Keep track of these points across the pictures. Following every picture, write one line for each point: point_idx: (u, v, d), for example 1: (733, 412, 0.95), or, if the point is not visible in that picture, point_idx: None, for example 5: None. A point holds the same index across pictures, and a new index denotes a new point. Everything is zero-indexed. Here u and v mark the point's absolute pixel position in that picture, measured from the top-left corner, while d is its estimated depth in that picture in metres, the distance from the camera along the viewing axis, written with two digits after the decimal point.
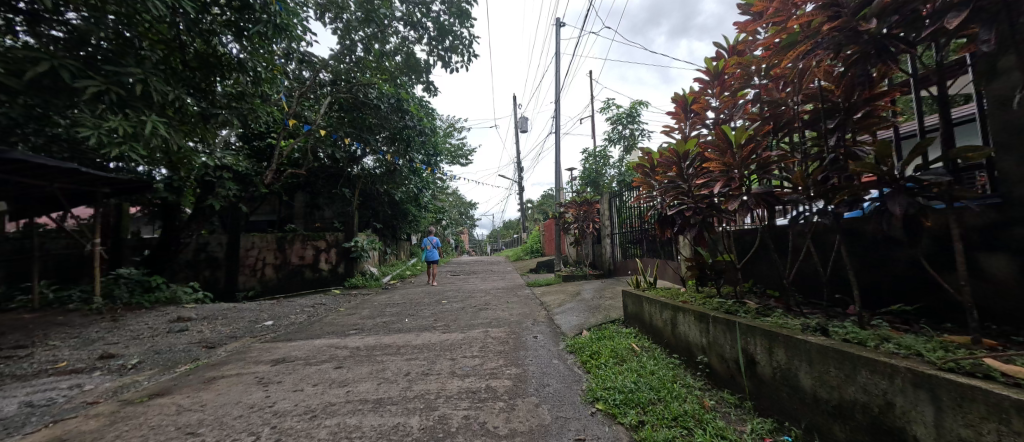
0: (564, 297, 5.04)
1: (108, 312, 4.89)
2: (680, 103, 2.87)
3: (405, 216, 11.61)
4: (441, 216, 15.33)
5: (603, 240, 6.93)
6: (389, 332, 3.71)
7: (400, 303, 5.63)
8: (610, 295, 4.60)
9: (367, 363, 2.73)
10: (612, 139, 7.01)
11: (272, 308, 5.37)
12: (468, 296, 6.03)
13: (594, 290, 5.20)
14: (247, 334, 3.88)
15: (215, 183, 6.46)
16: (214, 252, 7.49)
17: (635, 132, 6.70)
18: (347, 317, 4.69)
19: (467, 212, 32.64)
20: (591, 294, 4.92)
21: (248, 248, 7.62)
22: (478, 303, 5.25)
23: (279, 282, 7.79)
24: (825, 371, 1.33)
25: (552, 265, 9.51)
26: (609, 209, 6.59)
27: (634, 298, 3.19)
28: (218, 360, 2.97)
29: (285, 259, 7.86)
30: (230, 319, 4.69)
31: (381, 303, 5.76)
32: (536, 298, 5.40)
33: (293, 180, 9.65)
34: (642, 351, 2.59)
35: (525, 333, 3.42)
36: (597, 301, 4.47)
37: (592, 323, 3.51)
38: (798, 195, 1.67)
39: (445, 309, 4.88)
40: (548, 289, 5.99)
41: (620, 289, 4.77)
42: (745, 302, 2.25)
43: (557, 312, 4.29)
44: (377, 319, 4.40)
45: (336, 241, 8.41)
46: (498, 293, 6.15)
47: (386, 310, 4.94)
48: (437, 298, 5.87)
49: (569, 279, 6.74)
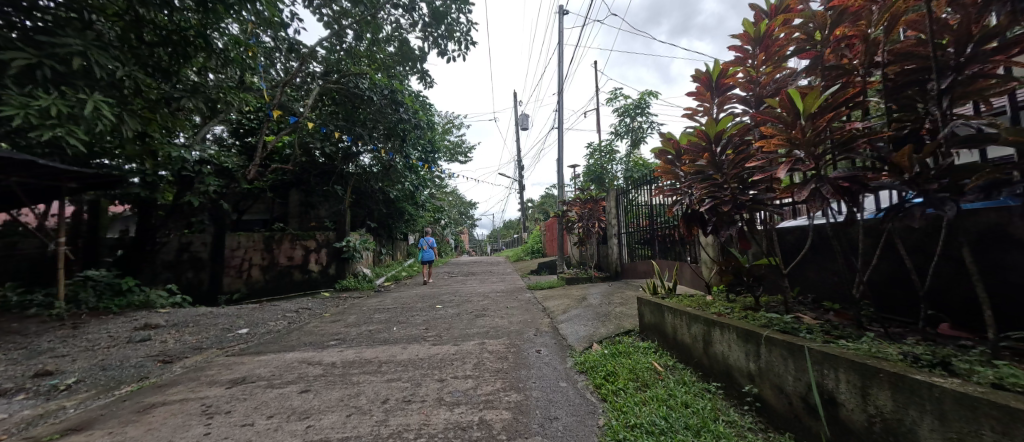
0: (569, 303, 4.61)
1: (70, 319, 4.47)
2: (706, 79, 2.41)
3: (401, 215, 11.18)
4: (438, 215, 14.90)
5: (609, 240, 6.51)
6: (373, 344, 3.29)
7: (391, 308, 5.19)
8: (621, 302, 4.18)
9: (340, 384, 2.31)
10: (619, 132, 6.57)
11: (252, 313, 4.95)
12: (465, 300, 5.59)
13: (602, 295, 4.78)
14: (215, 346, 3.46)
15: (195, 179, 6.05)
16: (197, 252, 7.07)
17: (643, 124, 6.28)
18: (331, 324, 4.26)
19: (466, 212, 32.19)
20: (598, 300, 4.49)
21: (233, 248, 7.21)
22: (475, 308, 4.82)
23: (266, 285, 7.38)
24: (971, 436, 0.90)
25: (554, 267, 9.09)
26: (617, 207, 6.16)
27: (652, 307, 2.76)
28: (168, 380, 2.54)
29: (273, 260, 7.45)
30: (202, 327, 4.26)
31: (370, 307, 5.32)
32: (538, 303, 4.97)
33: (283, 177, 9.22)
34: (667, 373, 2.17)
35: (526, 346, 2.99)
36: (605, 308, 4.05)
37: (603, 334, 3.08)
38: (897, 181, 1.27)
39: (439, 315, 4.47)
40: (550, 292, 5.55)
41: (630, 295, 4.34)
42: (797, 315, 1.84)
43: (562, 320, 3.87)
44: (363, 327, 3.99)
45: (327, 241, 8.00)
46: (497, 297, 5.71)
47: (374, 316, 4.52)
48: (430, 303, 5.43)
49: (573, 282, 6.31)
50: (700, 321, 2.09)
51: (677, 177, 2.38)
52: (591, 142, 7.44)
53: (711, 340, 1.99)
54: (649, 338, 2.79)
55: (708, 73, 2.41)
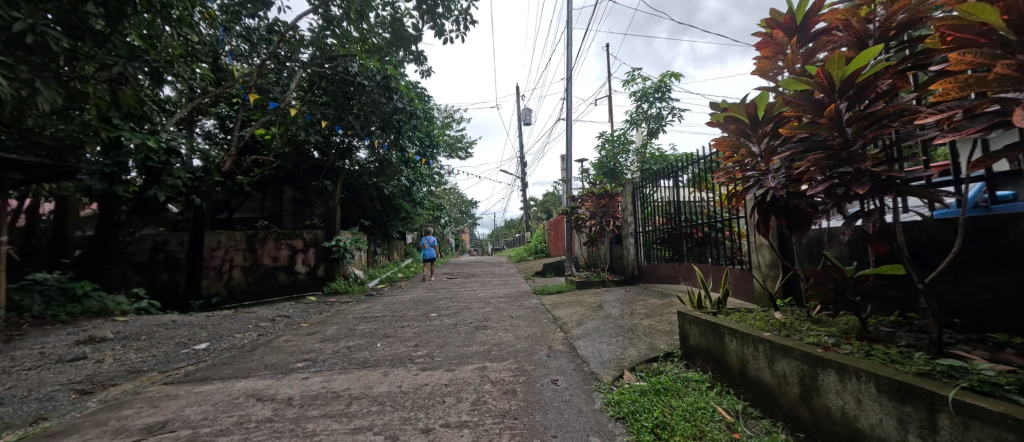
0: (584, 313, 3.98)
1: (6, 330, 3.84)
2: (789, 19, 1.77)
3: (397, 213, 10.56)
4: (437, 214, 14.29)
5: (624, 240, 5.89)
6: (348, 367, 2.67)
7: (379, 316, 4.56)
8: (646, 312, 3.57)
9: (288, 437, 1.69)
10: (634, 120, 5.92)
11: (219, 323, 4.32)
12: (464, 307, 4.96)
13: (621, 303, 4.15)
14: (157, 368, 2.84)
15: (164, 170, 5.46)
16: (172, 252, 6.47)
17: (661, 111, 5.64)
18: (306, 337, 3.64)
19: (467, 211, 31.60)
20: (619, 310, 3.86)
21: (213, 248, 6.62)
22: (475, 318, 4.20)
23: (248, 287, 6.78)
24: None
25: (561, 268, 8.45)
26: (634, 204, 5.57)
27: (703, 327, 2.13)
28: (66, 426, 1.92)
29: (256, 261, 6.86)
30: (155, 341, 3.65)
31: (356, 316, 4.69)
32: (546, 312, 4.34)
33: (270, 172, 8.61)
34: (742, 428, 1.54)
35: (538, 375, 2.37)
36: (629, 321, 3.41)
37: (635, 359, 2.46)
38: None
39: (432, 327, 3.85)
40: (560, 299, 4.93)
41: (657, 305, 3.72)
42: (960, 355, 1.22)
43: (578, 336, 3.23)
44: (342, 341, 3.38)
45: (315, 240, 7.41)
46: (501, 303, 5.09)
47: (359, 328, 3.91)
48: (424, 310, 4.80)
49: (584, 286, 5.69)
50: (794, 358, 1.47)
51: (752, 150, 1.70)
52: (601, 132, 6.77)
53: (818, 388, 1.36)
54: (699, 366, 2.17)
55: (791, 13, 1.77)
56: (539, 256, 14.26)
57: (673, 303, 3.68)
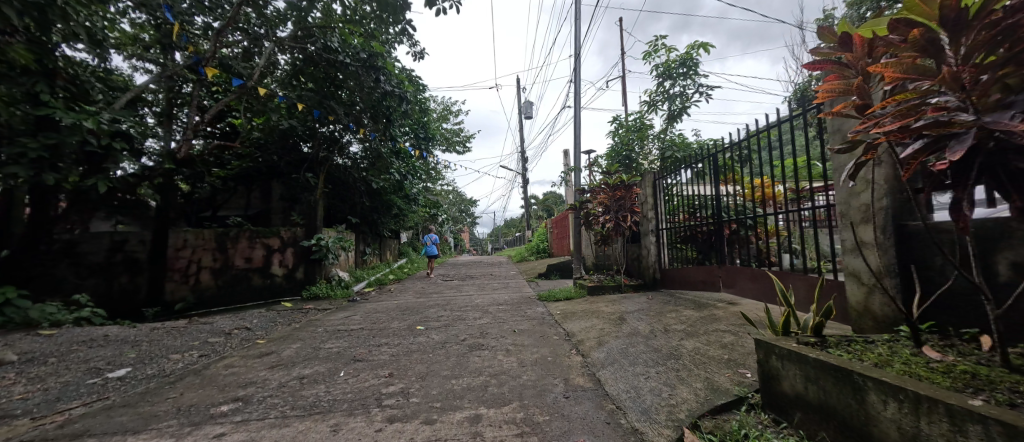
0: (606, 327, 3.24)
1: None
2: None
3: (388, 210, 9.81)
4: (433, 212, 13.50)
5: (643, 239, 5.15)
6: (288, 414, 1.91)
7: (355, 329, 3.82)
8: (685, 330, 2.82)
9: None
10: (653, 101, 5.15)
11: (161, 339, 3.59)
12: (458, 317, 4.21)
13: (648, 315, 3.41)
14: (35, 412, 2.09)
15: (109, 157, 4.71)
16: (132, 252, 5.77)
17: (685, 90, 4.88)
18: (255, 359, 2.90)
19: (466, 211, 30.85)
20: (648, 325, 3.11)
21: (179, 248, 5.93)
22: (469, 333, 3.45)
23: (218, 292, 6.10)
24: None
25: (567, 270, 7.71)
26: (655, 196, 4.88)
27: (817, 370, 1.36)
28: None
29: (227, 262, 6.18)
30: (66, 364, 2.90)
31: (329, 328, 3.95)
32: (555, 324, 3.60)
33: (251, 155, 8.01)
34: None
35: (557, 432, 1.63)
36: (665, 341, 2.67)
37: (692, 406, 1.73)
38: None
39: (416, 346, 3.11)
40: (571, 308, 4.18)
41: (695, 321, 2.98)
42: None
43: (601, 362, 2.50)
44: (296, 369, 2.61)
45: (293, 238, 6.69)
46: (500, 312, 4.34)
47: (324, 346, 3.16)
48: (410, 322, 4.05)
49: (597, 292, 4.95)
50: None
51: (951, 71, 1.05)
52: (614, 117, 6.00)
53: None
54: (802, 427, 1.43)
55: None
56: (540, 256, 13.48)
57: (717, 318, 2.94)
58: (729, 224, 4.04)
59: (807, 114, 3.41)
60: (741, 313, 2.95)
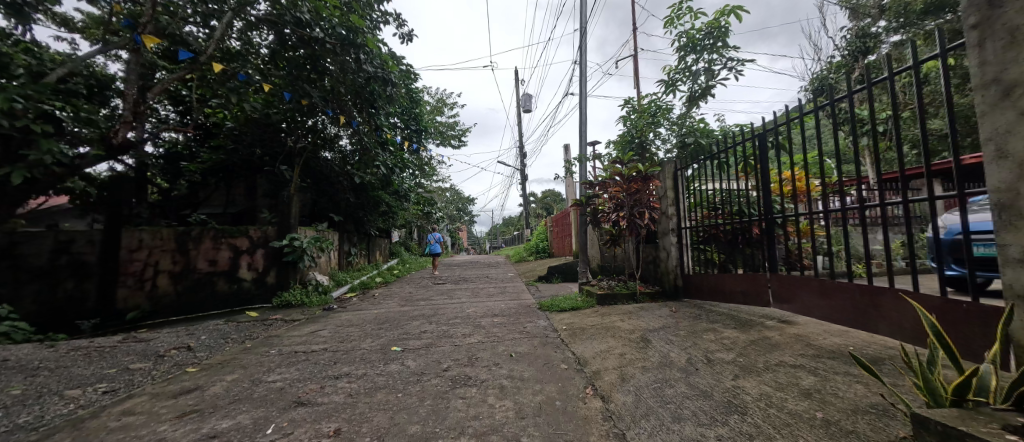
0: (628, 353, 2.55)
1: None
2: None
3: (376, 207, 9.11)
4: (427, 209, 12.78)
5: (661, 240, 4.43)
6: None
7: (316, 350, 3.12)
8: (737, 362, 2.12)
9: None
10: (672, 80, 4.46)
11: (70, 366, 2.87)
12: (443, 333, 3.52)
13: (679, 336, 2.72)
14: None
15: (29, 141, 3.95)
16: (80, 254, 4.96)
17: (712, 66, 4.19)
18: (165, 401, 2.18)
19: (463, 209, 30.22)
20: (684, 352, 2.40)
21: (134, 249, 5.24)
22: (452, 358, 2.76)
23: (178, 299, 5.43)
24: None
25: (570, 272, 7.03)
26: (676, 190, 4.21)
27: None
28: None
29: (188, 265, 5.52)
30: None
31: (285, 347, 3.24)
32: (561, 346, 2.91)
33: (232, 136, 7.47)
34: None
35: None
36: (712, 378, 1.99)
37: None
38: None
39: (382, 378, 2.41)
40: (580, 322, 3.50)
41: (746, 348, 2.29)
42: None
43: (628, 412, 1.80)
44: (211, 421, 1.90)
45: (264, 238, 6.04)
46: (494, 326, 3.66)
47: (265, 379, 2.45)
48: (384, 340, 3.37)
49: (607, 301, 4.26)
50: None
51: None
52: (626, 100, 5.28)
53: None
54: None
55: None
56: (539, 256, 12.77)
57: (775, 345, 2.25)
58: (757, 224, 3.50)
59: (873, 87, 2.76)
60: (805, 338, 2.26)
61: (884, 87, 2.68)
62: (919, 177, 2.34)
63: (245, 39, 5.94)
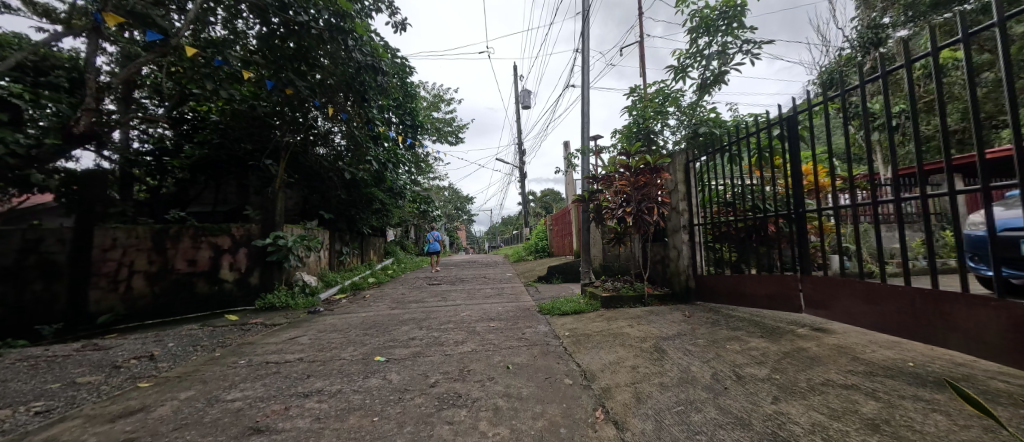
0: (641, 366, 2.24)
1: None
2: None
3: (369, 204, 8.78)
4: (423, 208, 12.46)
5: (671, 238, 4.11)
6: None
7: (289, 360, 2.79)
8: (773, 380, 1.79)
9: None
10: (682, 66, 4.14)
11: (6, 381, 2.52)
12: (433, 340, 3.19)
13: (697, 346, 2.40)
14: None
15: None
16: (50, 253, 4.52)
17: (727, 50, 3.87)
18: (98, 427, 1.85)
19: (461, 207, 29.87)
20: (708, 365, 2.08)
21: (108, 249, 4.82)
22: (441, 371, 2.43)
23: (155, 302, 5.08)
24: None
25: (571, 272, 6.72)
26: (687, 184, 3.88)
27: None
28: None
29: (166, 265, 5.17)
30: None
31: (256, 357, 2.91)
32: (563, 356, 2.59)
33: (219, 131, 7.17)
34: None
35: None
36: (747, 401, 1.66)
37: None
38: None
39: (357, 396, 2.09)
40: (585, 328, 3.18)
41: (781, 362, 1.97)
42: None
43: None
44: None
45: (247, 237, 5.71)
46: (489, 332, 3.35)
47: (223, 398, 2.13)
48: (367, 348, 3.04)
49: (612, 303, 3.94)
50: None
51: None
52: (631, 90, 4.97)
53: None
54: None
55: None
56: (538, 256, 12.46)
57: (815, 359, 1.93)
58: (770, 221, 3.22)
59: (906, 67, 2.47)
60: (850, 351, 1.94)
61: (907, 73, 2.40)
62: (952, 168, 2.11)
63: (231, 28, 5.55)
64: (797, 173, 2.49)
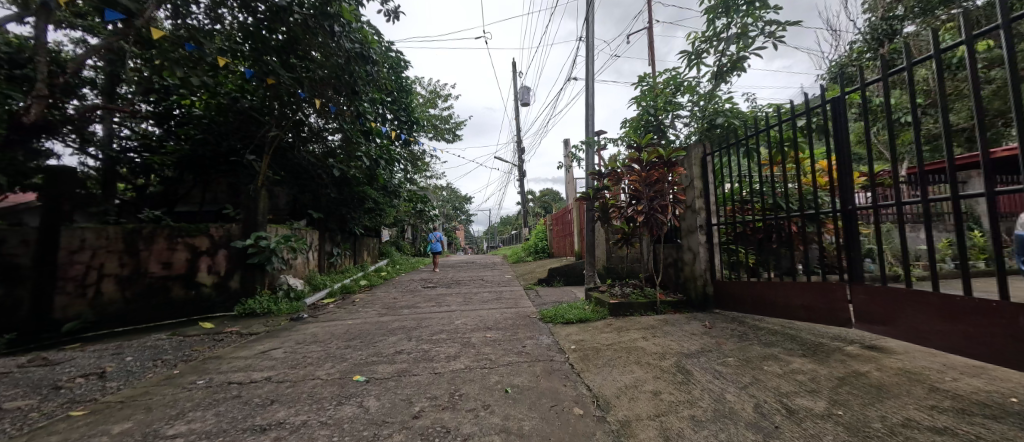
0: (665, 391, 1.89)
1: None
2: None
3: (362, 204, 8.40)
4: (419, 207, 12.10)
5: (686, 239, 3.74)
6: None
7: (254, 380, 2.43)
8: (836, 418, 1.44)
9: None
10: (696, 52, 3.80)
11: None
12: (422, 354, 2.83)
13: (728, 367, 2.05)
14: None
15: None
16: (9, 256, 4.10)
17: (747, 33, 3.53)
18: None
19: (460, 207, 29.46)
20: (747, 393, 1.72)
21: (74, 250, 4.42)
22: (427, 396, 2.07)
23: (126, 308, 4.69)
24: None
25: (573, 275, 6.36)
26: (707, 178, 3.52)
27: None
28: None
29: (138, 269, 4.79)
30: None
31: (216, 376, 2.54)
32: (569, 376, 2.24)
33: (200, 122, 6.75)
34: None
35: None
36: None
37: None
38: None
39: (322, 432, 1.73)
40: (592, 341, 2.84)
41: (840, 392, 1.61)
42: None
43: None
44: None
45: (227, 238, 5.35)
46: (487, 344, 2.99)
47: (163, 434, 1.76)
48: (346, 364, 2.68)
49: (620, 311, 3.59)
50: None
51: None
52: (639, 79, 4.62)
53: None
54: None
55: None
56: (538, 256, 12.08)
57: (882, 389, 1.58)
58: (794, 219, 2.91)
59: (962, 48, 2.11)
60: (922, 378, 1.60)
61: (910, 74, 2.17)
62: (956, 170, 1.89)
63: (215, 16, 5.13)
64: (843, 163, 2.14)
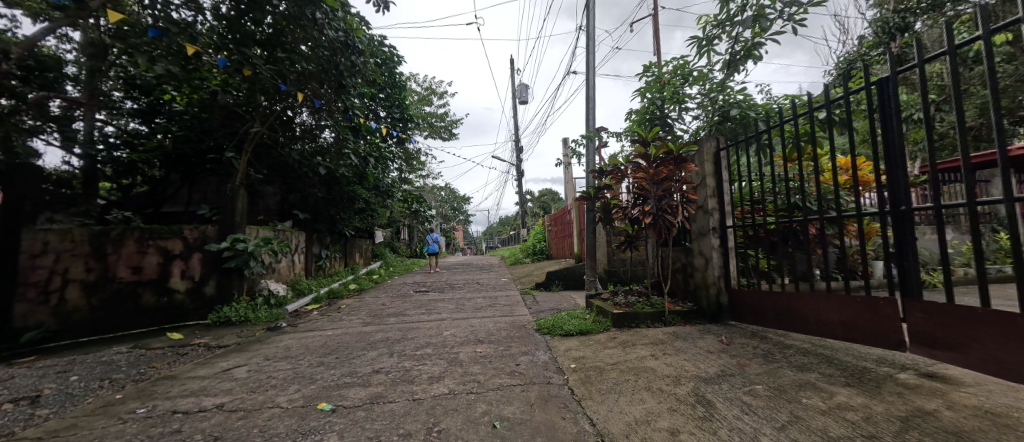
0: (684, 430, 1.56)
1: None
2: None
3: (352, 204, 8.06)
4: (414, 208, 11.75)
5: (698, 242, 3.41)
6: None
7: (202, 409, 2.09)
8: None
9: None
10: (707, 38, 3.48)
11: None
12: (402, 375, 2.49)
13: (759, 398, 1.72)
14: None
15: None
16: None
17: (764, 15, 3.20)
18: None
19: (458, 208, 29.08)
20: (788, 437, 1.39)
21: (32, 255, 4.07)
22: (399, 433, 1.74)
23: (92, 316, 4.34)
24: None
25: (573, 279, 6.02)
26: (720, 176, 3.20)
27: None
28: None
29: (105, 274, 4.43)
30: None
31: (161, 402, 2.21)
32: (568, 406, 1.91)
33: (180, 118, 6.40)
34: None
35: None
36: None
37: None
38: None
39: None
40: (594, 359, 2.50)
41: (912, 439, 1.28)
42: None
43: None
44: None
45: (202, 240, 5.01)
46: (475, 363, 2.65)
47: None
48: (313, 388, 2.34)
49: (625, 322, 3.26)
50: None
51: None
52: (644, 69, 4.29)
53: None
54: None
55: None
56: (537, 259, 11.72)
57: (965, 437, 1.25)
58: (820, 222, 2.58)
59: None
60: (1014, 423, 1.27)
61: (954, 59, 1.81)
62: (972, 168, 1.57)
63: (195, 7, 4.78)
64: (891, 157, 1.81)
